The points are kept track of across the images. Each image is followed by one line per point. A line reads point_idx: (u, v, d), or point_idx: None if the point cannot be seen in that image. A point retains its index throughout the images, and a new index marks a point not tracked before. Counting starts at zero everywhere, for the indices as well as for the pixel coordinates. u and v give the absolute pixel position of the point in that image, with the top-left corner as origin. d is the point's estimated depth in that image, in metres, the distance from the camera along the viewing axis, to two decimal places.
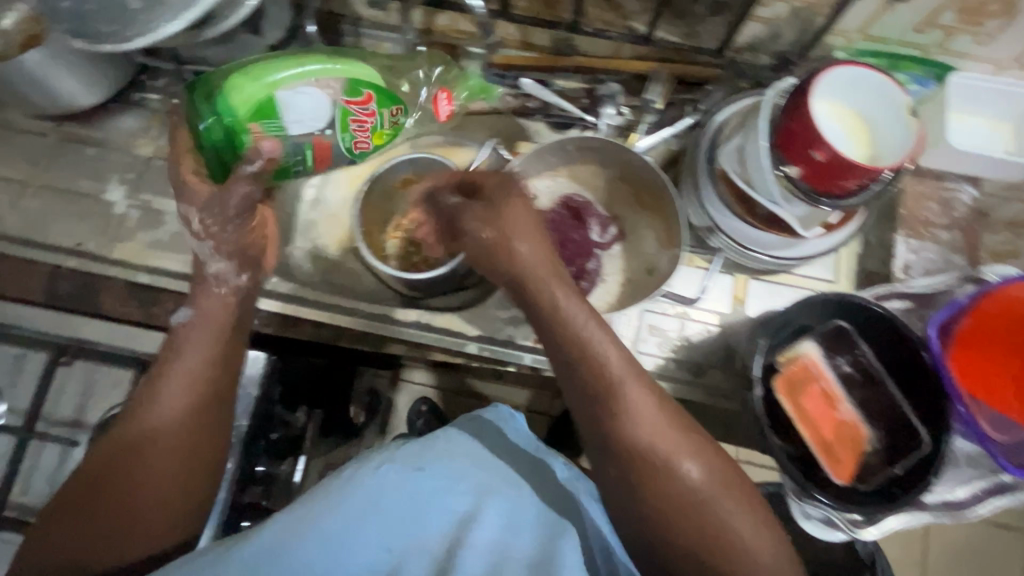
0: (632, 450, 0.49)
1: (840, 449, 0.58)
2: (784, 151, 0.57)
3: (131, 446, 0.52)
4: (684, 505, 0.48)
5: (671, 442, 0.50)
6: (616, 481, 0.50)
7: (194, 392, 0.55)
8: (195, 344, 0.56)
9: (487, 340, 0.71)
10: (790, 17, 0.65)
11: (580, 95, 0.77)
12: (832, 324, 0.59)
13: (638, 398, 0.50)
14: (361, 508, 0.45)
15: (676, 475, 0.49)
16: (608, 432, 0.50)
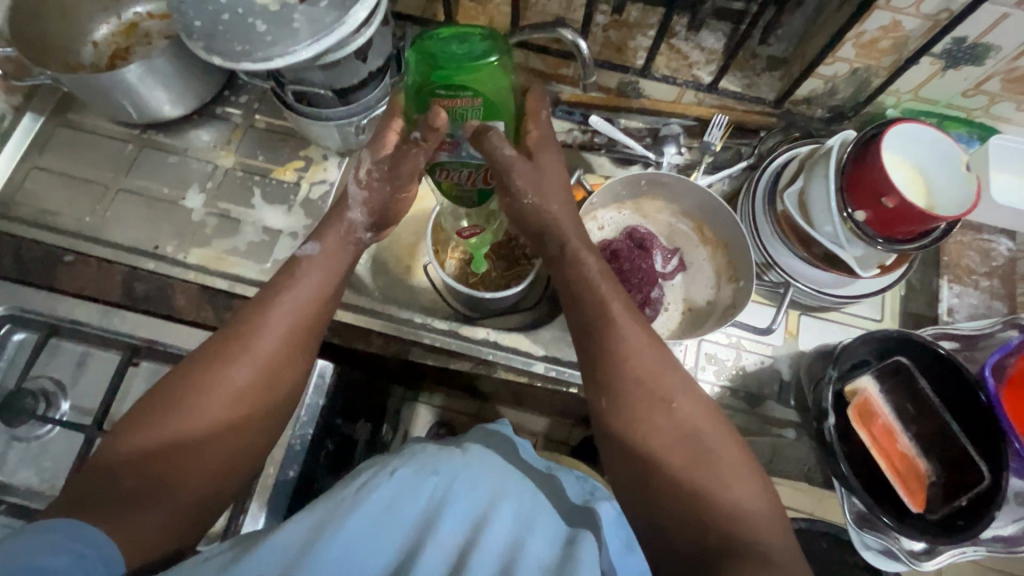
0: (663, 448, 0.50)
1: (910, 477, 0.61)
2: (851, 196, 0.62)
3: (209, 388, 0.52)
4: (696, 484, 0.48)
5: (711, 444, 0.50)
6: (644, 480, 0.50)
7: (275, 357, 0.55)
8: (287, 305, 0.57)
9: (554, 360, 0.74)
10: (847, 76, 0.71)
11: (644, 134, 0.81)
12: (891, 361, 0.63)
13: (680, 402, 0.52)
14: (376, 509, 0.45)
15: (692, 454, 0.49)
16: (642, 428, 0.51)
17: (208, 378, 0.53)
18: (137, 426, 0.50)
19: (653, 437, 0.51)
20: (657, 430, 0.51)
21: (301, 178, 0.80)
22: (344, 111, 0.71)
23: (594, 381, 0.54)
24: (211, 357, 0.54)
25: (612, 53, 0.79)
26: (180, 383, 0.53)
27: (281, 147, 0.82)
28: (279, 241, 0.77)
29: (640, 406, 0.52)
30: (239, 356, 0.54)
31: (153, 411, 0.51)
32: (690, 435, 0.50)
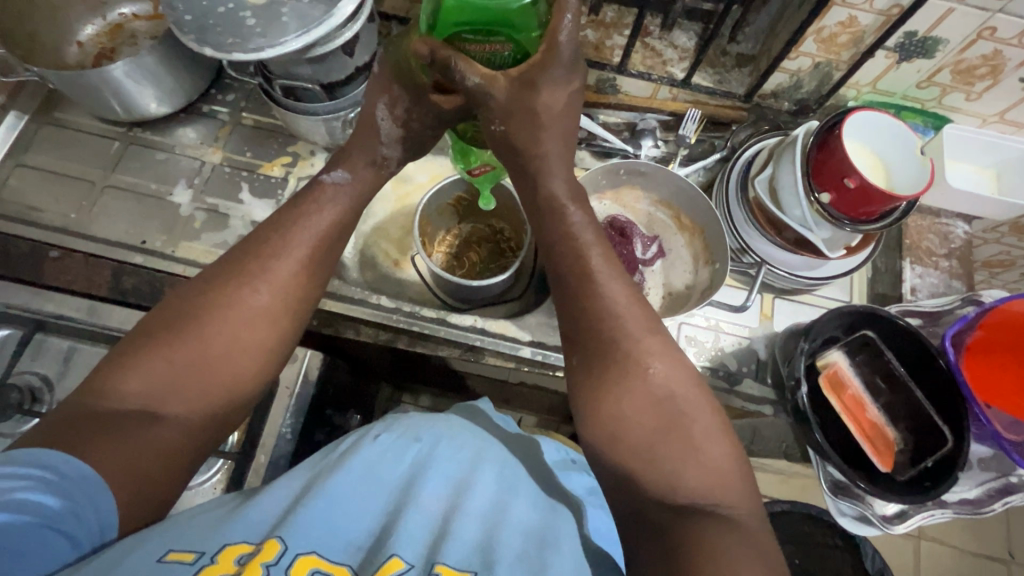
0: (654, 409, 0.51)
1: (876, 441, 0.64)
2: (816, 180, 0.66)
3: (222, 313, 0.52)
4: (670, 443, 0.49)
5: (696, 403, 0.51)
6: (636, 451, 0.50)
7: (293, 283, 0.56)
8: (302, 236, 0.57)
9: (540, 345, 0.76)
10: (811, 71, 0.75)
11: (622, 128, 0.86)
12: (859, 335, 0.66)
13: (673, 358, 0.53)
14: (358, 473, 0.50)
15: (665, 416, 0.50)
16: (637, 385, 0.51)
17: (215, 306, 0.53)
18: (136, 351, 0.49)
19: (626, 399, 0.51)
20: (632, 390, 0.51)
21: (288, 173, 0.81)
22: (331, 105, 0.72)
23: (570, 340, 0.56)
24: (223, 282, 0.54)
25: (591, 50, 0.82)
26: (184, 310, 0.52)
27: (269, 143, 0.83)
28: None
29: (622, 363, 0.52)
30: (249, 283, 0.54)
31: (155, 337, 0.51)
32: (662, 399, 0.51)
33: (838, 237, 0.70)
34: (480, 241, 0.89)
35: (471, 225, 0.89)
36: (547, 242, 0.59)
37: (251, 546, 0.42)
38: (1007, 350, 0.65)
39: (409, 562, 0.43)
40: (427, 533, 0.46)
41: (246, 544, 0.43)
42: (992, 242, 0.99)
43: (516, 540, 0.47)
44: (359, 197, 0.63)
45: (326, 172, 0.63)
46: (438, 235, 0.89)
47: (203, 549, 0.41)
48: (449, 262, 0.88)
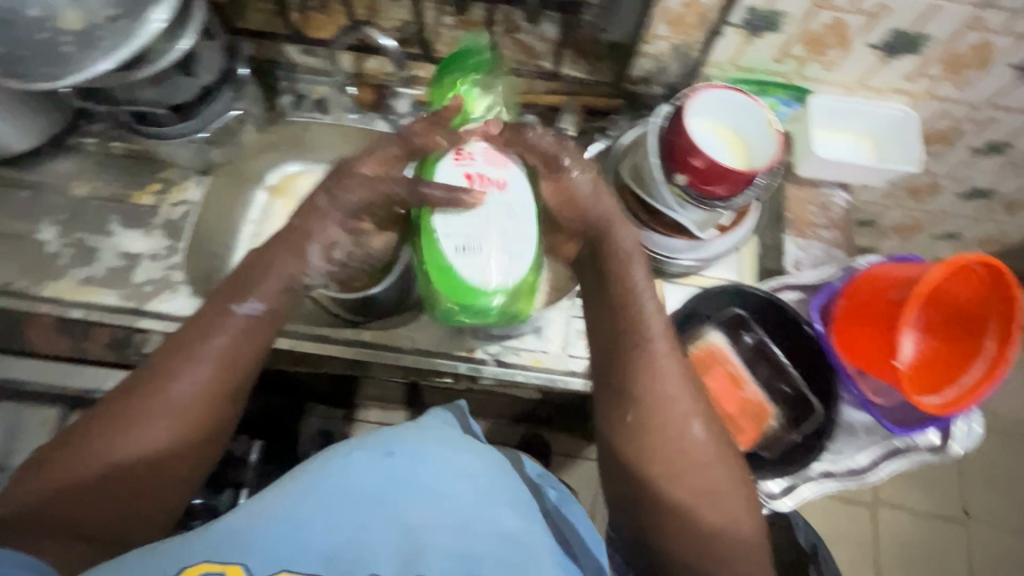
0: (659, 450, 0.55)
1: (742, 419, 0.63)
2: (671, 163, 0.66)
3: (156, 409, 0.53)
4: (687, 485, 0.54)
5: (708, 449, 0.55)
6: (634, 479, 0.56)
7: (220, 375, 0.55)
8: (226, 334, 0.55)
9: (424, 354, 0.75)
10: (671, 53, 0.75)
11: None
12: (728, 314, 0.66)
13: (690, 399, 0.56)
14: (338, 499, 0.50)
15: (691, 457, 0.55)
16: (649, 423, 0.55)
17: (136, 411, 0.52)
18: (81, 445, 0.52)
19: (648, 434, 0.55)
20: (661, 432, 0.55)
21: (160, 200, 0.79)
22: (191, 124, 0.71)
23: (597, 369, 0.59)
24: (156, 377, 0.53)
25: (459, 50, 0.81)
26: (126, 407, 0.53)
27: (139, 171, 0.81)
28: (139, 265, 0.75)
29: (657, 410, 0.55)
30: (179, 378, 0.53)
31: (77, 443, 0.52)
32: (689, 443, 0.55)
33: (708, 217, 0.71)
34: None
35: None
36: (594, 243, 0.60)
37: (218, 565, 0.45)
38: (950, 326, 0.63)
39: None
40: (396, 544, 0.49)
41: (213, 562, 0.45)
42: (891, 206, 1.00)
43: (482, 549, 0.51)
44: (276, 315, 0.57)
45: (237, 303, 0.55)
46: None
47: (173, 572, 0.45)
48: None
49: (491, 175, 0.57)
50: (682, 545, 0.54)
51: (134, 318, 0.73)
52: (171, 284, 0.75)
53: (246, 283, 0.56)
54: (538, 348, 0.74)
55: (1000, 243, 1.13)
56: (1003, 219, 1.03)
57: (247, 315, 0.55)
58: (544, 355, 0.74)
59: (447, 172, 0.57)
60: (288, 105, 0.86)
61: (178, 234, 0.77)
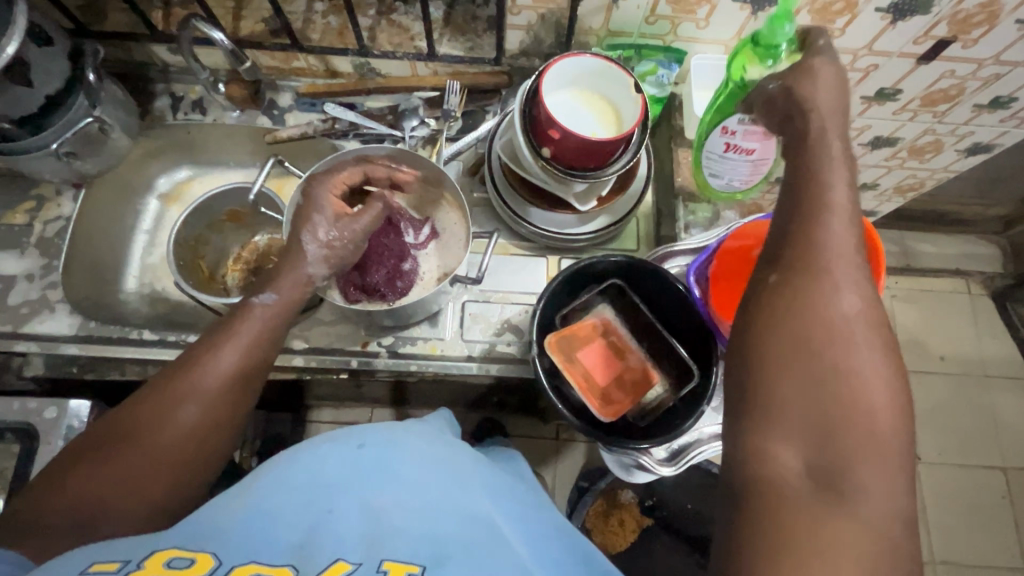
0: (804, 364, 0.41)
1: (615, 390, 0.62)
2: (535, 136, 0.64)
3: (167, 411, 0.50)
4: (815, 426, 0.40)
5: (857, 364, 0.40)
6: (747, 416, 0.42)
7: (236, 373, 0.54)
8: (243, 333, 0.55)
9: (315, 351, 0.73)
10: (541, 23, 0.73)
11: (384, 112, 0.82)
12: (607, 282, 0.65)
13: (835, 293, 0.42)
14: (301, 482, 0.45)
15: (814, 377, 0.40)
16: (781, 321, 0.42)
17: (163, 404, 0.51)
18: (85, 460, 0.48)
19: (774, 347, 0.42)
20: (794, 338, 0.42)
21: (34, 218, 0.76)
22: (43, 137, 0.67)
23: (776, 262, 0.45)
24: (173, 376, 0.52)
25: (331, 36, 0.78)
26: (137, 413, 0.50)
27: (9, 189, 0.77)
28: (13, 287, 0.73)
29: (792, 297, 0.43)
30: (196, 370, 0.52)
31: (97, 449, 0.49)
32: (832, 352, 0.41)
33: (588, 190, 0.70)
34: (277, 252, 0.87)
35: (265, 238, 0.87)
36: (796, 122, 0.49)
37: (186, 552, 0.38)
38: None
39: (355, 562, 0.39)
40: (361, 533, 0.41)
41: (179, 549, 0.38)
42: None
43: (453, 529, 0.43)
44: (288, 309, 0.59)
45: (254, 294, 0.58)
46: (233, 254, 0.88)
47: (129, 557, 0.37)
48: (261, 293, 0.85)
49: (744, 145, 0.66)
50: (814, 502, 0.38)
51: (13, 343, 0.70)
52: (49, 303, 0.72)
53: (264, 280, 0.60)
54: (433, 335, 0.74)
55: (920, 188, 1.13)
56: (915, 164, 1.02)
57: (260, 305, 0.57)
58: (439, 342, 0.74)
59: (717, 142, 0.67)
60: (165, 108, 0.82)
61: (54, 251, 0.75)
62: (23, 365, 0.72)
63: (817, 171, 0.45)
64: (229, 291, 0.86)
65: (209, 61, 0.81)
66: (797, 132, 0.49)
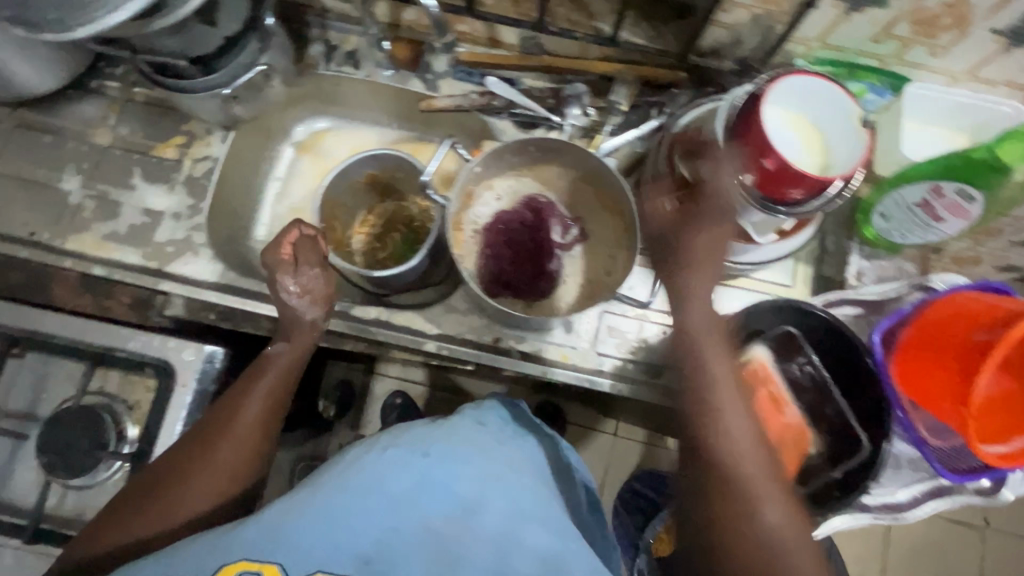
0: (719, 500, 0.50)
1: (783, 452, 0.59)
2: (738, 156, 0.58)
3: (200, 461, 0.56)
4: (736, 555, 0.48)
5: (751, 503, 0.49)
6: (703, 532, 0.50)
7: (257, 420, 0.59)
8: (263, 382, 0.61)
9: (447, 338, 0.72)
10: (751, 24, 0.64)
11: (546, 94, 0.76)
12: (781, 330, 0.60)
13: (734, 432, 0.51)
14: (363, 490, 0.44)
15: (732, 517, 0.49)
16: (699, 458, 0.52)
17: (200, 451, 0.57)
18: (121, 513, 0.54)
19: (711, 477, 0.51)
20: (703, 468, 0.52)
21: (183, 154, 0.76)
22: (208, 79, 0.65)
23: (682, 384, 0.55)
24: (203, 432, 0.58)
25: (507, 5, 0.72)
26: (171, 465, 0.56)
27: (162, 121, 0.77)
28: (160, 223, 0.73)
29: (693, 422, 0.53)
30: (222, 424, 0.58)
31: (136, 503, 0.55)
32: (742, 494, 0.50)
33: (769, 220, 0.63)
34: (405, 220, 0.86)
35: (396, 204, 0.86)
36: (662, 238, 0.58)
37: (254, 564, 0.40)
38: None
39: None
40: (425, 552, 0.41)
41: (247, 561, 0.40)
42: None
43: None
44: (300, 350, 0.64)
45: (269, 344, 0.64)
46: (360, 215, 0.86)
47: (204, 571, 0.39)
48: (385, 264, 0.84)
49: (947, 210, 0.62)
50: None
51: (157, 280, 0.71)
52: (193, 245, 0.73)
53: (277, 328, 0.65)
54: (568, 343, 0.71)
55: None
56: None
57: (274, 354, 0.63)
58: (573, 351, 0.71)
59: (916, 189, 0.62)
60: (318, 56, 0.79)
61: (200, 193, 0.74)
62: (164, 303, 0.71)
63: (684, 299, 0.55)
64: (360, 258, 0.84)
65: (373, 13, 0.76)
66: (667, 245, 0.56)
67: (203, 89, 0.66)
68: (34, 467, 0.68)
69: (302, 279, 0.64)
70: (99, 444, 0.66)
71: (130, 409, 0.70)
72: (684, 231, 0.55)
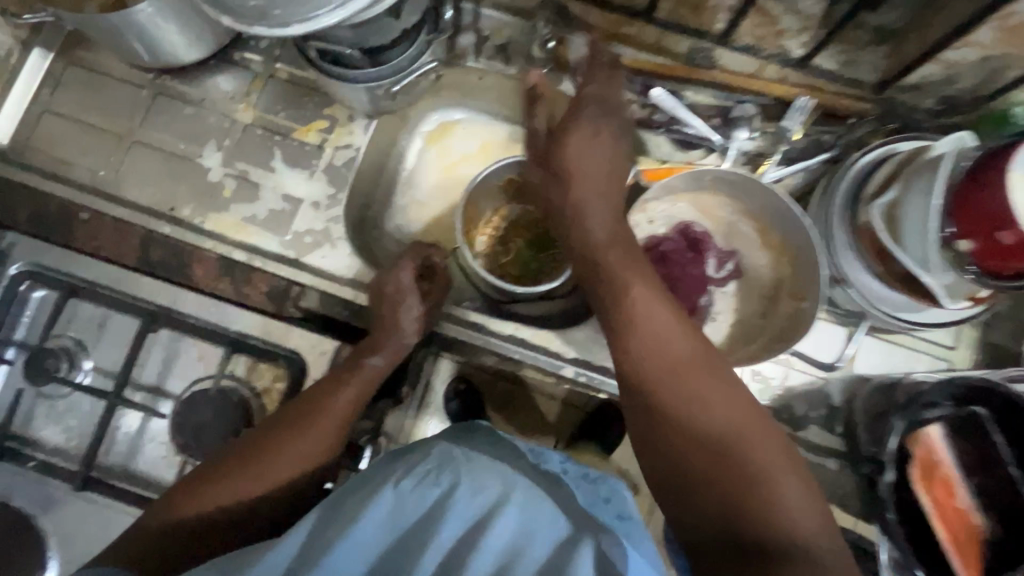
0: (692, 458, 0.47)
1: (963, 544, 0.56)
2: (959, 221, 0.53)
3: (289, 445, 0.58)
4: (711, 494, 0.45)
5: (704, 467, 0.46)
6: (681, 498, 0.47)
7: (345, 415, 0.61)
8: (358, 386, 0.63)
9: (584, 364, 0.68)
10: (976, 65, 0.58)
11: (711, 113, 0.71)
12: (967, 410, 0.58)
13: (676, 334, 0.51)
14: (376, 527, 0.40)
15: (687, 385, 0.48)
16: (652, 384, 0.50)
17: (281, 442, 0.59)
18: (206, 480, 0.56)
19: (687, 412, 0.48)
20: (688, 402, 0.48)
21: (324, 140, 0.73)
22: (376, 72, 0.62)
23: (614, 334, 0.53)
24: (295, 417, 0.60)
25: (689, 14, 0.66)
26: (259, 445, 0.59)
27: (304, 102, 0.74)
28: (300, 211, 0.71)
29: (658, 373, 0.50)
30: (320, 408, 0.60)
31: (213, 474, 0.57)
32: (711, 432, 0.47)
33: (963, 286, 0.57)
34: (532, 227, 0.80)
35: (525, 208, 0.80)
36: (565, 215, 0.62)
37: None
38: None
39: None
40: None
41: None
42: None
43: None
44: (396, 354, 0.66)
45: (364, 354, 0.65)
46: (484, 216, 0.79)
47: None
48: (505, 275, 0.78)
49: None
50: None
51: (295, 271, 0.70)
52: (330, 238, 0.71)
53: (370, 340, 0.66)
54: None
55: None
56: None
57: (371, 365, 0.64)
58: None
59: None
60: (469, 47, 0.74)
61: (341, 183, 0.72)
62: (300, 294, 0.70)
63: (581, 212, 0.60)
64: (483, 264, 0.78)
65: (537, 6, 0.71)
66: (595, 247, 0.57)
67: (369, 80, 0.63)
68: (165, 444, 0.68)
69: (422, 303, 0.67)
70: (234, 428, 0.68)
71: (259, 396, 0.69)
72: (559, 144, 0.62)
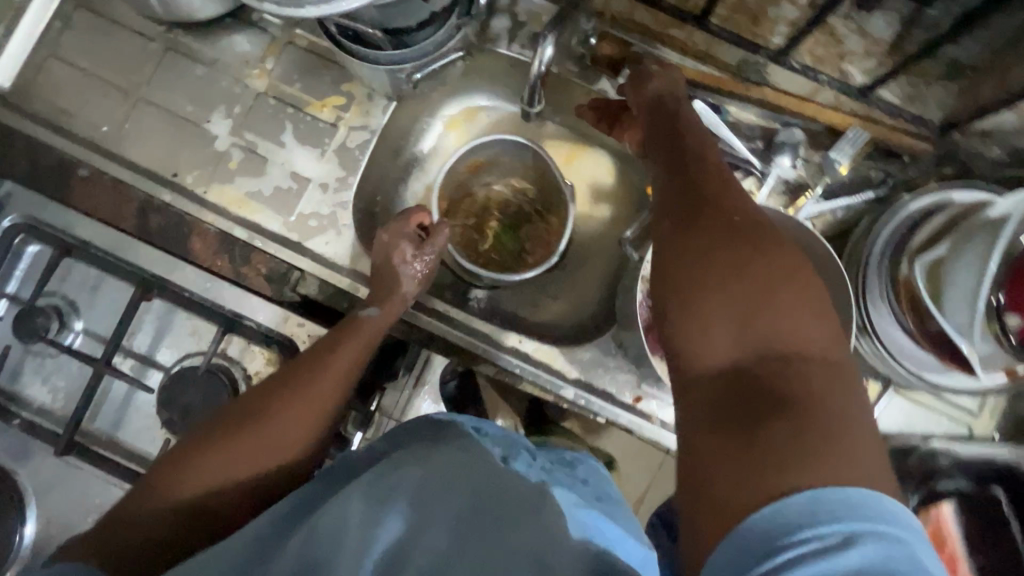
0: (735, 286, 0.39)
1: None
2: (1010, 296, 0.50)
3: (280, 413, 0.54)
4: (757, 416, 0.34)
5: (736, 328, 0.38)
6: (720, 324, 0.39)
7: (341, 374, 0.57)
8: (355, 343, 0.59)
9: (585, 388, 0.65)
10: None
11: (755, 136, 0.66)
12: (986, 491, 0.61)
13: (728, 189, 0.44)
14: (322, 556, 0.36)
15: (740, 257, 0.40)
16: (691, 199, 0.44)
17: (274, 407, 0.54)
18: (186, 458, 0.50)
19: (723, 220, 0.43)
20: (719, 232, 0.42)
21: (339, 118, 0.69)
22: (398, 54, 0.57)
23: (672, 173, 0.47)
24: (288, 381, 0.56)
25: None
26: (246, 413, 0.54)
27: (321, 75, 0.69)
28: (306, 193, 0.67)
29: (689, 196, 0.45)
30: (315, 370, 0.57)
31: (195, 449, 0.51)
32: (758, 269, 0.39)
33: None
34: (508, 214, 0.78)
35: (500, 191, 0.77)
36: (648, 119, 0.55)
37: None
38: None
39: None
40: None
41: None
42: None
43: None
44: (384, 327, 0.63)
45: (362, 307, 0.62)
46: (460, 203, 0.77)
47: None
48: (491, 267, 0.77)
49: None
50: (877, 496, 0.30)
51: (296, 255, 0.67)
52: (336, 224, 0.67)
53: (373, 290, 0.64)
54: None
55: None
56: None
57: (367, 318, 0.61)
58: None
59: None
60: (503, 32, 0.69)
61: (352, 166, 0.68)
62: (298, 280, 0.68)
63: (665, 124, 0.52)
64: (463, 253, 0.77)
65: None
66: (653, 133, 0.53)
67: (390, 63, 0.58)
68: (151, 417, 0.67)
69: (427, 258, 0.65)
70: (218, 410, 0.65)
71: (248, 379, 0.67)
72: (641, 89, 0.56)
